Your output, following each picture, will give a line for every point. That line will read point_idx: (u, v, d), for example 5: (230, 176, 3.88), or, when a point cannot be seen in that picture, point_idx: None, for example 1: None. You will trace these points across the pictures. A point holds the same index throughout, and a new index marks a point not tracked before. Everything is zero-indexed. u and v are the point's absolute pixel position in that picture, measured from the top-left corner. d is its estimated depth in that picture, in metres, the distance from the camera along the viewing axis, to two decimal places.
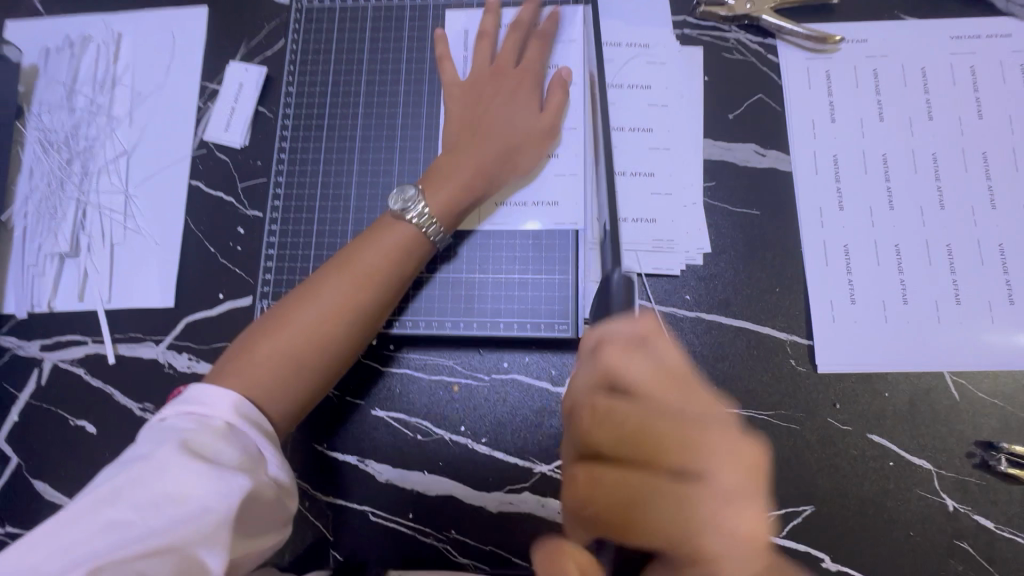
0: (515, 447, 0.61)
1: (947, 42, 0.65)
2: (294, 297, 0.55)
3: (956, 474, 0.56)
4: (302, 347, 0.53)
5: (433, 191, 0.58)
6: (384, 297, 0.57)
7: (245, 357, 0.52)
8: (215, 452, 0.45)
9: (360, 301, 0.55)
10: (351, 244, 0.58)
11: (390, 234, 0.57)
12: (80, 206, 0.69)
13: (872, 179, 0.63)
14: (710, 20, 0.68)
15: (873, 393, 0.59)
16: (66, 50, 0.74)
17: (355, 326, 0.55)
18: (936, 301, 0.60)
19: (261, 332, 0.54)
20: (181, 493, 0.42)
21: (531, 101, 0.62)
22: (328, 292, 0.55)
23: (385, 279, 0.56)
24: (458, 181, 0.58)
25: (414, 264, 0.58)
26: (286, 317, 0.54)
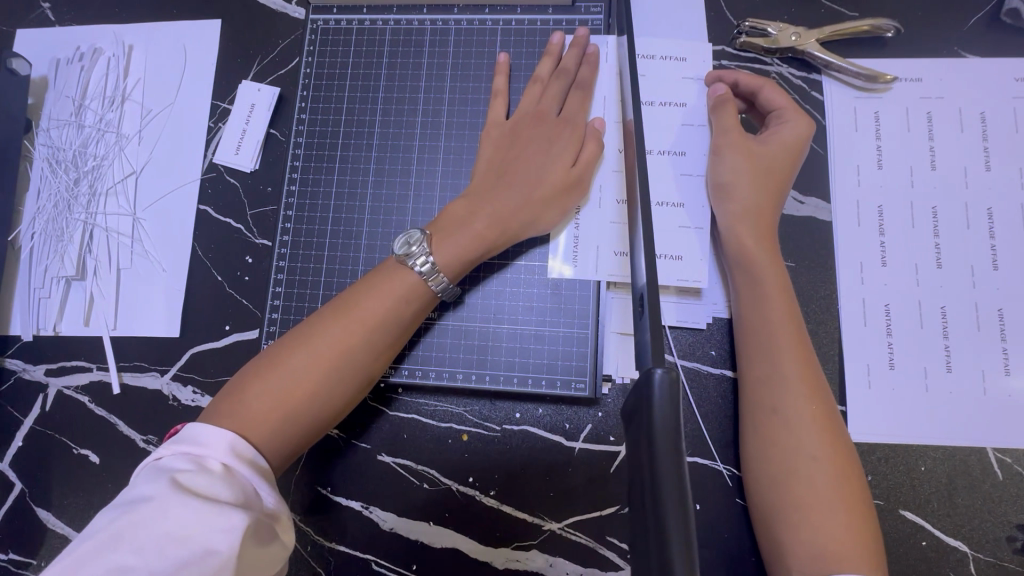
0: (525, 502, 0.58)
1: (1011, 85, 0.60)
2: (290, 339, 0.52)
3: (994, 559, 0.53)
4: (298, 394, 0.49)
5: (443, 241, 0.55)
6: (385, 342, 0.53)
7: (233, 402, 0.49)
8: (216, 491, 0.42)
9: (360, 346, 0.52)
10: (353, 287, 0.55)
11: (396, 279, 0.54)
12: (88, 228, 0.67)
13: (920, 234, 0.58)
14: (750, 52, 0.63)
15: (908, 466, 0.55)
16: (76, 62, 0.71)
17: (353, 372, 0.52)
18: (983, 370, 0.55)
19: (253, 371, 0.50)
20: (180, 534, 0.38)
21: (560, 145, 0.58)
22: (324, 339, 0.51)
23: (386, 327, 0.53)
24: (469, 232, 0.55)
25: (416, 313, 0.55)
26: (281, 360, 0.50)
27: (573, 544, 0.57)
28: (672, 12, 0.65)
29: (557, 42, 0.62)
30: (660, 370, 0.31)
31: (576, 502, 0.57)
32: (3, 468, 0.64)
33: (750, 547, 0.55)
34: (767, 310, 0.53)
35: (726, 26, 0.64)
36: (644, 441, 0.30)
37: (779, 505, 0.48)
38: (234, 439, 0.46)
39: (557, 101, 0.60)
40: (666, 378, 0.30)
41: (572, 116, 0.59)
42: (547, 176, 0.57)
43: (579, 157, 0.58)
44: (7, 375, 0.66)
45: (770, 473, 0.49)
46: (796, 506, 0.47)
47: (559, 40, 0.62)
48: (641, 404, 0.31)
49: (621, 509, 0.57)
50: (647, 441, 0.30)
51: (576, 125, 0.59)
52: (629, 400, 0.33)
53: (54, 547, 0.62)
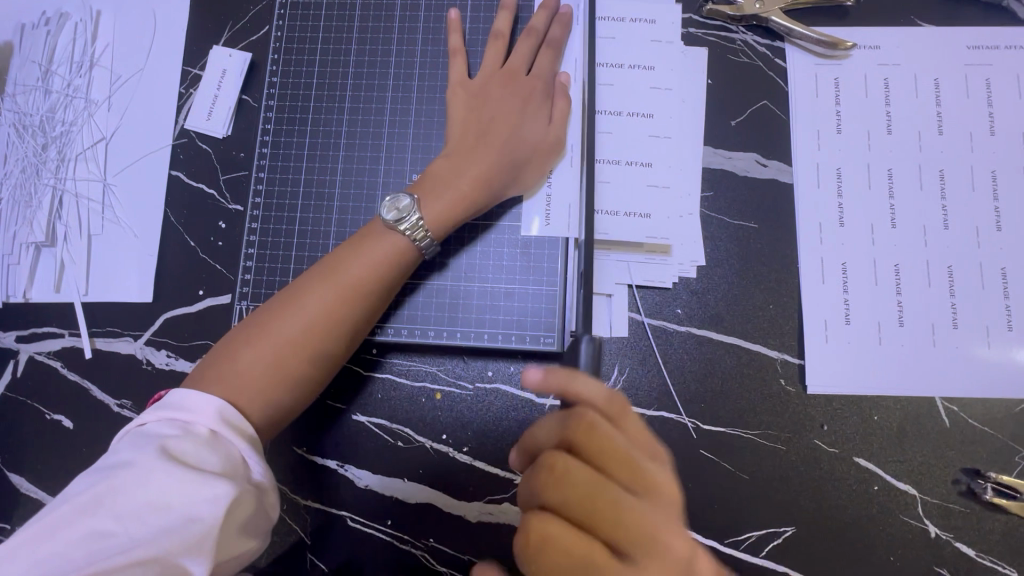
0: (497, 457, 0.60)
1: (964, 52, 0.62)
2: (276, 305, 0.53)
3: (941, 501, 0.56)
4: (287, 358, 0.50)
5: (429, 201, 0.56)
6: (371, 308, 0.54)
7: (223, 368, 0.49)
8: (201, 459, 0.43)
9: (345, 311, 0.52)
10: (338, 252, 0.55)
11: (379, 246, 0.54)
12: (57, 194, 0.67)
13: (876, 196, 0.61)
14: (717, 20, 0.65)
15: (862, 416, 0.58)
16: (42, 27, 0.70)
17: (339, 336, 0.53)
18: (932, 324, 0.58)
19: (240, 338, 0.51)
20: (162, 502, 0.40)
21: (534, 104, 0.59)
22: (311, 303, 0.52)
23: (373, 291, 0.54)
24: (455, 191, 0.56)
25: (402, 277, 0.56)
26: (268, 326, 0.51)
27: None
28: None
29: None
30: None
31: None
32: None
33: (712, 493, 0.57)
34: None
35: None
36: None
37: None
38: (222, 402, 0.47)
39: (525, 59, 0.61)
40: None
41: (542, 74, 0.60)
42: (524, 132, 0.58)
43: (554, 115, 0.60)
44: None
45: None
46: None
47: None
48: None
49: None
50: None
51: (546, 83, 0.60)
52: None
53: (28, 512, 0.62)
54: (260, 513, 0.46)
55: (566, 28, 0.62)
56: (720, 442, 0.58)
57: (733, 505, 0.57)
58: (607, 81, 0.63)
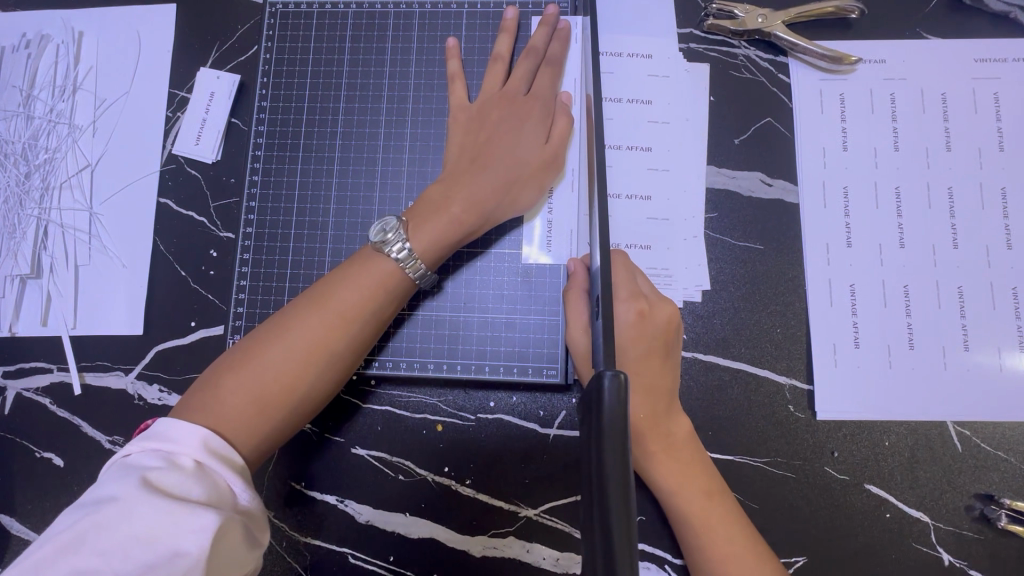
0: (500, 490, 0.58)
1: (971, 66, 0.61)
2: (264, 330, 0.51)
3: (954, 528, 0.55)
4: (275, 387, 0.48)
5: (420, 226, 0.54)
6: (364, 336, 0.52)
7: (207, 396, 0.47)
8: (187, 490, 0.41)
9: (336, 340, 0.50)
10: (329, 276, 0.53)
11: (371, 269, 0.52)
12: (41, 224, 0.65)
13: (883, 215, 0.59)
14: (718, 35, 0.63)
15: (872, 441, 0.57)
16: (22, 50, 0.68)
17: (330, 364, 0.51)
18: (943, 346, 0.57)
19: (227, 364, 0.49)
20: (148, 535, 0.38)
21: (532, 123, 0.57)
22: (301, 329, 0.50)
23: (365, 316, 0.52)
24: (447, 216, 0.54)
25: (396, 301, 0.54)
26: (255, 353, 0.49)
27: (549, 530, 0.57)
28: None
29: (510, 18, 0.61)
30: (610, 373, 0.31)
31: (551, 488, 0.58)
32: None
33: None
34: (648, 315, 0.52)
35: (693, 8, 0.64)
36: (592, 440, 0.31)
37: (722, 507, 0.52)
38: (206, 433, 0.45)
39: (522, 77, 0.59)
40: (615, 380, 0.31)
41: (542, 93, 0.59)
42: (522, 153, 0.56)
43: (552, 132, 0.58)
44: None
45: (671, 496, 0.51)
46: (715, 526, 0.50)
47: (514, 15, 0.61)
48: (595, 418, 0.31)
49: None
50: (597, 441, 0.31)
51: (546, 101, 0.59)
52: (581, 407, 0.33)
53: (18, 554, 0.60)
54: (250, 546, 0.44)
55: (566, 45, 0.61)
56: (728, 471, 0.57)
57: None
58: (609, 100, 0.62)
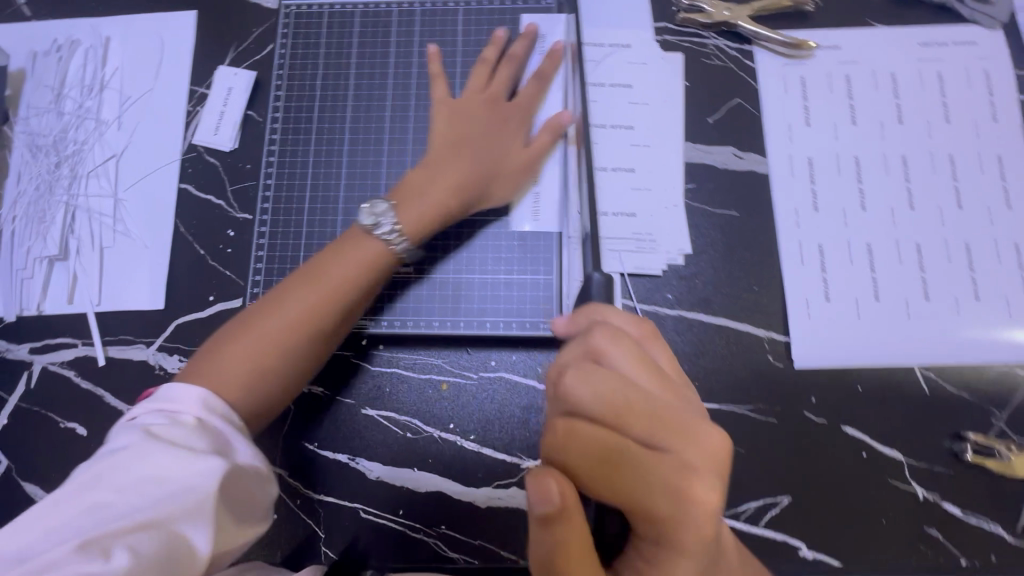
0: (503, 443, 0.62)
1: (916, 49, 0.68)
2: (260, 304, 0.54)
3: (926, 465, 0.59)
4: (269, 354, 0.51)
5: (409, 206, 0.58)
6: (355, 310, 0.56)
7: (207, 364, 0.50)
8: (195, 438, 0.44)
9: (325, 311, 0.53)
10: (318, 254, 0.56)
11: (366, 247, 0.56)
12: (70, 210, 0.70)
13: (846, 181, 0.65)
14: (690, 27, 0.70)
15: (846, 387, 0.61)
16: (53, 54, 0.74)
17: (320, 332, 0.54)
18: (906, 298, 0.62)
19: (228, 333, 0.52)
20: (158, 474, 0.41)
21: (514, 124, 0.64)
22: (292, 301, 0.53)
23: (354, 292, 0.55)
24: (431, 198, 0.59)
25: (384, 278, 0.58)
26: (252, 324, 0.52)
27: None
28: None
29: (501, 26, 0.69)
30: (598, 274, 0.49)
31: None
32: None
33: None
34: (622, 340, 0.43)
35: (666, 5, 0.71)
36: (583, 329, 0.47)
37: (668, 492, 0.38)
38: (208, 391, 0.48)
39: (505, 82, 0.66)
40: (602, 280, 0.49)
41: (522, 101, 0.65)
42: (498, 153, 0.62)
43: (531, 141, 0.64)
44: None
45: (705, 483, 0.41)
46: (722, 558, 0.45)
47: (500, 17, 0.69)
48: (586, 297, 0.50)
49: None
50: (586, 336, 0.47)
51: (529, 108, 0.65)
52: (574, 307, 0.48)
53: None
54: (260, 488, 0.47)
55: (558, 62, 0.67)
56: (715, 418, 0.61)
57: (731, 477, 0.60)
58: (593, 85, 0.68)
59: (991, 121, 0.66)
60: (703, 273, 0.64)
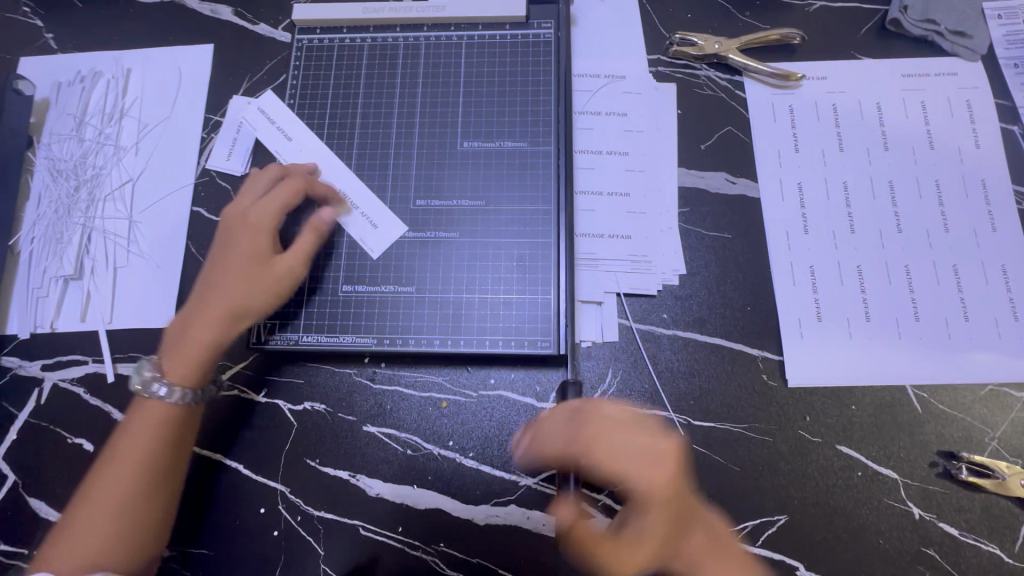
0: (502, 461, 0.63)
1: (899, 80, 0.71)
2: (100, 464, 0.55)
3: (921, 484, 0.59)
4: (100, 523, 0.52)
5: (171, 362, 0.58)
6: (165, 463, 0.56)
7: (67, 535, 0.52)
8: None
9: (135, 467, 0.54)
10: (125, 424, 0.57)
11: (143, 418, 0.56)
12: (85, 231, 0.72)
13: (834, 205, 0.67)
14: (683, 60, 0.74)
15: (840, 406, 0.62)
16: (77, 84, 0.78)
17: (126, 492, 0.53)
18: (896, 318, 0.64)
19: (92, 486, 0.54)
20: None
21: (266, 234, 0.63)
22: (110, 468, 0.54)
23: (144, 451, 0.55)
24: (195, 342, 0.59)
25: (180, 430, 0.57)
26: (85, 489, 0.54)
27: (547, 496, 0.62)
28: (611, 30, 0.75)
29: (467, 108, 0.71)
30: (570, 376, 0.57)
31: None
32: None
33: (706, 486, 0.60)
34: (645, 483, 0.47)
35: (659, 38, 0.74)
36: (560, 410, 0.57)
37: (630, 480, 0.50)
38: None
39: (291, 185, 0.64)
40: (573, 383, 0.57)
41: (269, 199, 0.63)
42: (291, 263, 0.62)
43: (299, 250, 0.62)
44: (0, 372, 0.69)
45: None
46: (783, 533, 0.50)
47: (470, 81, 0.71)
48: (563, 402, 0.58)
49: None
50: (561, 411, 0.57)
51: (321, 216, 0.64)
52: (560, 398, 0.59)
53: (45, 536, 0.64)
54: None
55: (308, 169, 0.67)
56: (711, 436, 0.62)
57: (727, 496, 0.60)
58: (589, 114, 0.71)
59: (974, 148, 0.68)
60: (697, 293, 0.66)
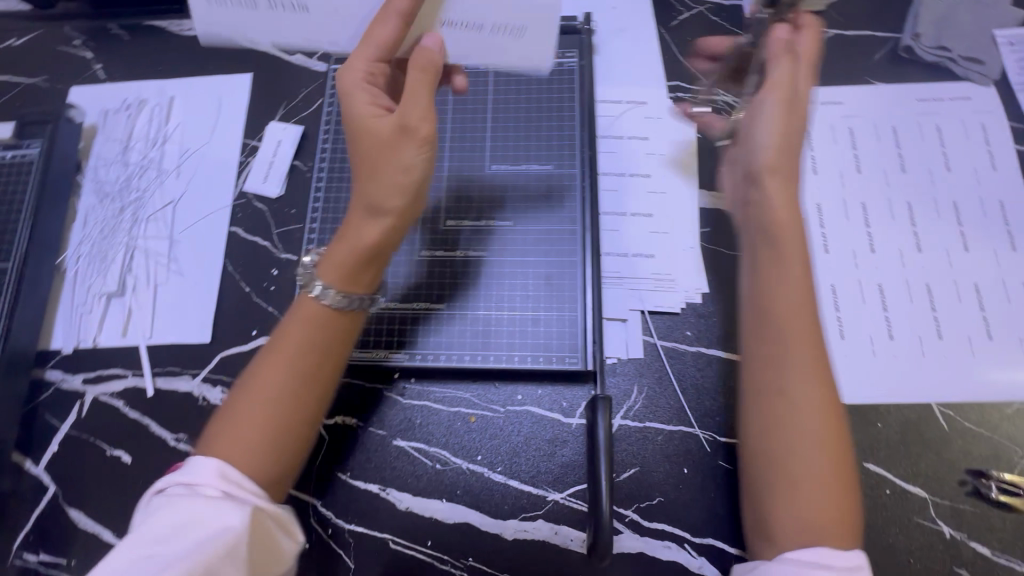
0: (530, 476, 0.64)
1: (915, 104, 0.73)
2: (251, 369, 0.55)
3: (951, 502, 0.59)
4: (262, 422, 0.52)
5: (326, 267, 0.55)
6: (314, 368, 0.55)
7: (226, 423, 0.53)
8: (221, 509, 0.47)
9: (291, 372, 0.54)
10: (279, 326, 0.57)
11: (302, 321, 0.55)
12: (128, 250, 0.76)
13: (854, 225, 0.69)
14: (701, 85, 0.76)
15: (866, 424, 0.62)
16: (123, 111, 0.82)
17: (293, 395, 0.53)
18: (920, 336, 0.64)
19: (241, 385, 0.54)
20: (199, 519, 0.46)
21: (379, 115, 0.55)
22: (264, 373, 0.54)
23: (318, 351, 0.55)
24: (335, 255, 0.55)
25: (340, 336, 0.56)
26: (241, 389, 0.54)
27: (575, 512, 0.62)
28: (632, 59, 0.78)
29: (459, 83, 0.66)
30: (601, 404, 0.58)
31: (577, 473, 0.63)
32: (39, 472, 0.68)
33: (734, 503, 0.61)
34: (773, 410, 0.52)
35: (678, 66, 0.77)
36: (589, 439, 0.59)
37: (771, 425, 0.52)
38: (224, 463, 0.50)
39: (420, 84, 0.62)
40: (601, 401, 0.58)
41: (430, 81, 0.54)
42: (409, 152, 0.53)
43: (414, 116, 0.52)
44: (44, 386, 0.71)
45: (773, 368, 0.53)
46: (790, 488, 0.49)
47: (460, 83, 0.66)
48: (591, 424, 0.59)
49: (617, 476, 0.62)
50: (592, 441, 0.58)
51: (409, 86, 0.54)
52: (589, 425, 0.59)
53: (82, 546, 0.65)
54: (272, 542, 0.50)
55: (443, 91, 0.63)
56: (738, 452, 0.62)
57: None
58: (611, 138, 0.74)
59: (991, 169, 0.70)
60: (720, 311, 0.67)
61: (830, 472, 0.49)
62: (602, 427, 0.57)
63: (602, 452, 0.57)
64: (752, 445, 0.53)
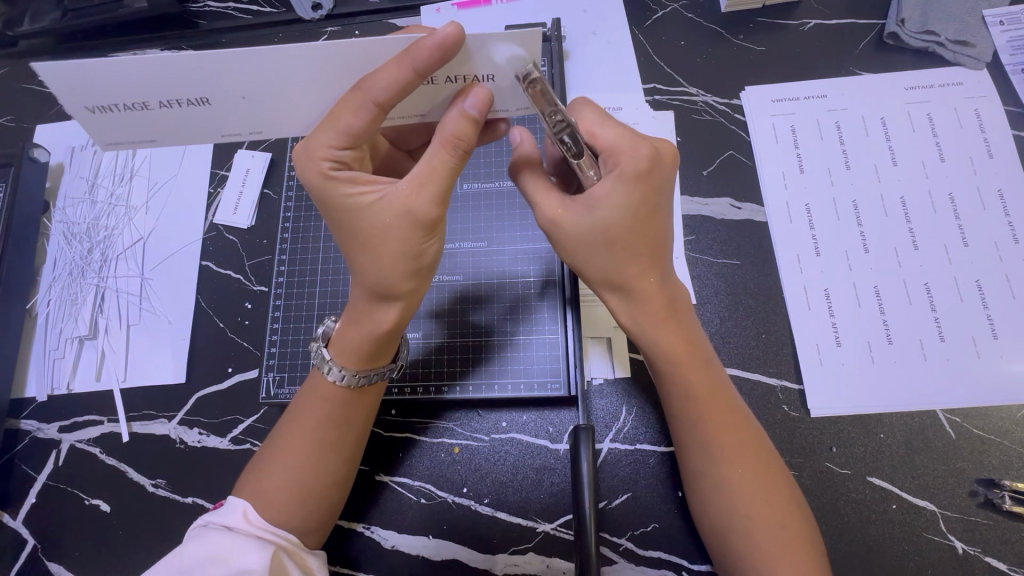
0: (519, 507, 0.61)
1: (904, 93, 0.70)
2: (280, 439, 0.53)
3: (962, 515, 0.56)
4: (275, 503, 0.51)
5: (340, 349, 0.53)
6: (344, 447, 0.54)
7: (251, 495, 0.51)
8: (243, 549, 0.46)
9: (314, 452, 0.52)
10: (297, 397, 0.55)
11: (318, 400, 0.54)
12: (99, 291, 0.74)
13: (845, 226, 0.66)
14: (679, 86, 0.73)
15: (868, 435, 0.59)
16: (89, 148, 0.81)
17: (321, 475, 0.53)
18: (920, 340, 0.61)
19: (267, 458, 0.53)
20: (221, 555, 0.45)
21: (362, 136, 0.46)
22: (292, 450, 0.52)
23: (334, 432, 0.53)
24: (355, 332, 0.52)
25: (360, 415, 0.55)
26: (264, 465, 0.53)
27: (566, 543, 0.60)
28: (606, 63, 0.75)
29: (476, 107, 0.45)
30: (585, 444, 0.56)
31: (567, 502, 0.61)
32: (16, 526, 0.66)
33: None
34: (715, 486, 0.51)
35: (654, 68, 0.74)
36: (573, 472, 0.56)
37: (718, 505, 0.51)
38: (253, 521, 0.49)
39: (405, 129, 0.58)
40: (585, 432, 0.56)
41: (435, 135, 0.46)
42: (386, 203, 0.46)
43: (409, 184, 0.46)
44: (20, 435, 0.70)
45: (686, 443, 0.53)
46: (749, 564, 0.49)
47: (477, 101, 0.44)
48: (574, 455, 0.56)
49: (608, 504, 0.60)
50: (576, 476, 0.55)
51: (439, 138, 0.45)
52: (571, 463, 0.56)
53: None
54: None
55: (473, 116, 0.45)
56: None
57: None
58: None
59: (987, 158, 0.66)
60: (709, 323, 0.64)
61: (790, 544, 0.48)
62: (586, 462, 0.55)
63: (586, 485, 0.55)
64: (704, 524, 0.52)
